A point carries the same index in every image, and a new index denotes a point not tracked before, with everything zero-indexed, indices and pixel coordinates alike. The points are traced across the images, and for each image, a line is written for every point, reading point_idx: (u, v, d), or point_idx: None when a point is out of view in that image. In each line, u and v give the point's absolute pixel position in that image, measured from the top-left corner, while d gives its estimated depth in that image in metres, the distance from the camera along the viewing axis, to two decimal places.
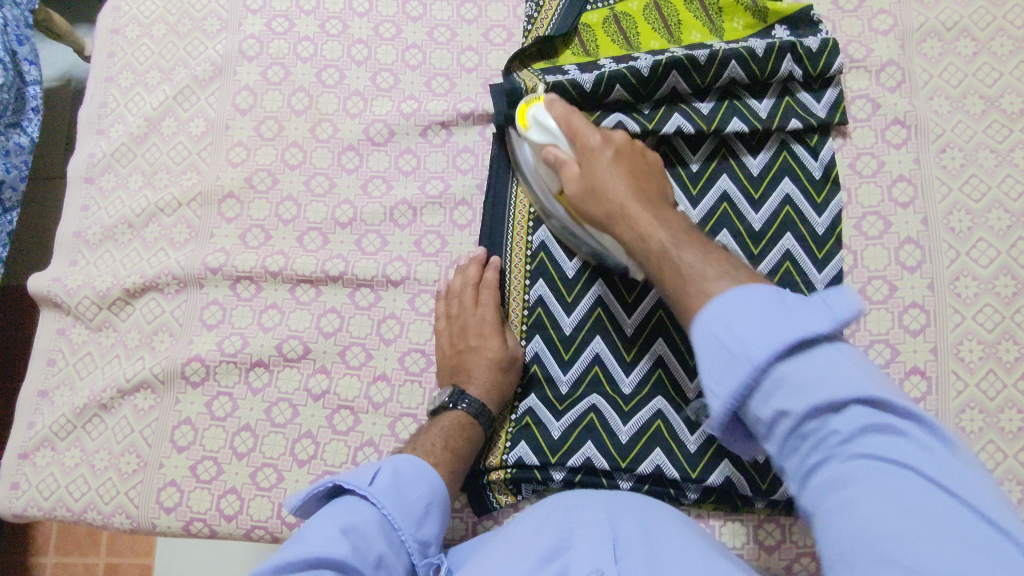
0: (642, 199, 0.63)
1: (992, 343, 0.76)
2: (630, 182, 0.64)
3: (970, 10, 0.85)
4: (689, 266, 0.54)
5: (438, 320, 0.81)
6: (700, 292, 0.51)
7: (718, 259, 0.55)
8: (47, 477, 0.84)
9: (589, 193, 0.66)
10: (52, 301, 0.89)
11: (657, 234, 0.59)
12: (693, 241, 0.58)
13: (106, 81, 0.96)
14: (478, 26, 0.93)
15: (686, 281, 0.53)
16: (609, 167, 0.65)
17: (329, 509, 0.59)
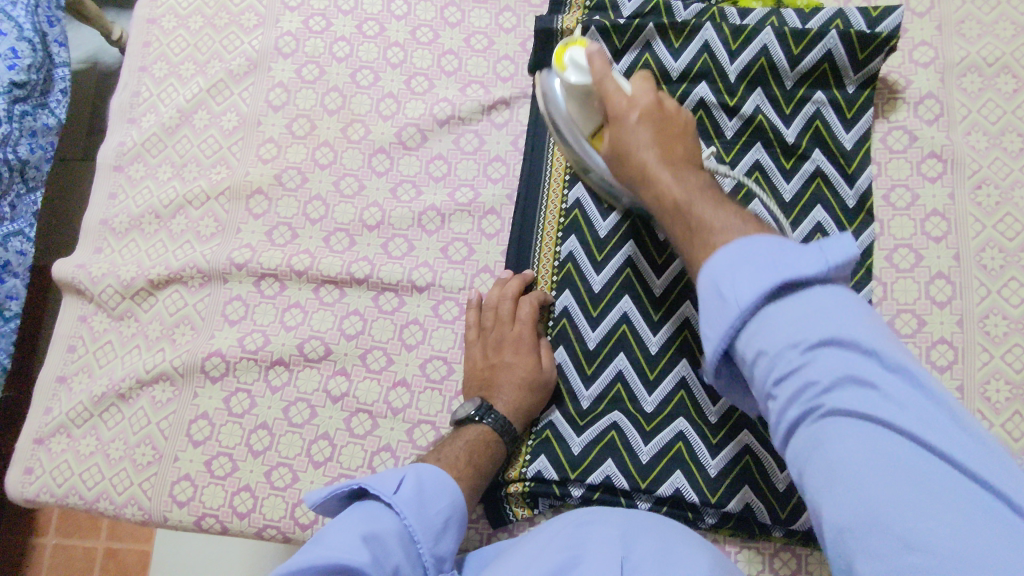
0: (656, 140, 0.63)
1: (1019, 385, 0.76)
2: (655, 131, 0.64)
3: (1012, 47, 0.85)
4: (699, 203, 0.59)
5: (468, 330, 0.82)
6: (711, 232, 0.56)
7: (715, 197, 0.60)
8: (61, 464, 0.84)
9: (617, 152, 0.65)
10: (75, 288, 0.89)
11: (670, 193, 0.61)
12: (698, 183, 0.61)
13: (140, 70, 0.96)
14: (516, 35, 0.92)
15: (708, 233, 0.56)
16: (636, 130, 0.64)
17: (352, 514, 0.59)
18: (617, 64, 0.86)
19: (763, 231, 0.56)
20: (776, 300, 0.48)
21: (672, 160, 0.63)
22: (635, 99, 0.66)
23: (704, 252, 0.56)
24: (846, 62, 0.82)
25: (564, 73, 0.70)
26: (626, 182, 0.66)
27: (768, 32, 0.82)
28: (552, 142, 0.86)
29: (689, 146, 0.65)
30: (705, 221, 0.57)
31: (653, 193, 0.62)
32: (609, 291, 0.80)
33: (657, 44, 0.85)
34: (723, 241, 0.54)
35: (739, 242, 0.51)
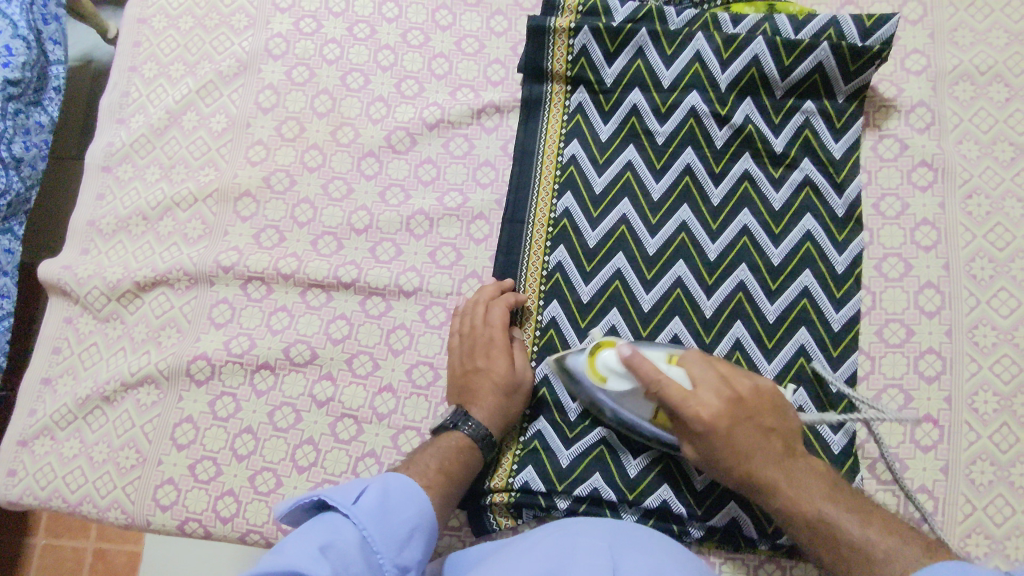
0: (768, 439, 0.66)
1: (1007, 396, 0.75)
2: (761, 430, 0.66)
3: (1005, 55, 0.84)
4: (846, 518, 0.62)
5: (451, 336, 0.81)
6: (887, 561, 0.59)
7: (829, 480, 0.65)
8: (45, 467, 0.83)
9: (709, 459, 0.67)
10: (62, 289, 0.89)
11: (811, 510, 0.63)
12: (808, 467, 0.65)
13: (130, 70, 0.95)
14: (507, 39, 0.92)
15: (851, 548, 0.61)
16: (731, 442, 0.65)
17: (313, 525, 0.59)
18: (607, 70, 0.85)
19: (849, 501, 0.64)
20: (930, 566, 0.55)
21: (734, 416, 0.66)
22: (739, 394, 0.67)
23: (860, 573, 0.60)
24: (837, 73, 0.81)
25: (603, 382, 0.70)
26: (734, 481, 0.67)
27: (759, 41, 0.82)
28: (541, 148, 0.86)
29: (774, 409, 0.68)
30: (786, 503, 0.64)
31: (790, 497, 0.64)
32: (597, 301, 0.81)
33: (648, 52, 0.84)
34: (855, 534, 0.61)
35: (924, 568, 0.55)
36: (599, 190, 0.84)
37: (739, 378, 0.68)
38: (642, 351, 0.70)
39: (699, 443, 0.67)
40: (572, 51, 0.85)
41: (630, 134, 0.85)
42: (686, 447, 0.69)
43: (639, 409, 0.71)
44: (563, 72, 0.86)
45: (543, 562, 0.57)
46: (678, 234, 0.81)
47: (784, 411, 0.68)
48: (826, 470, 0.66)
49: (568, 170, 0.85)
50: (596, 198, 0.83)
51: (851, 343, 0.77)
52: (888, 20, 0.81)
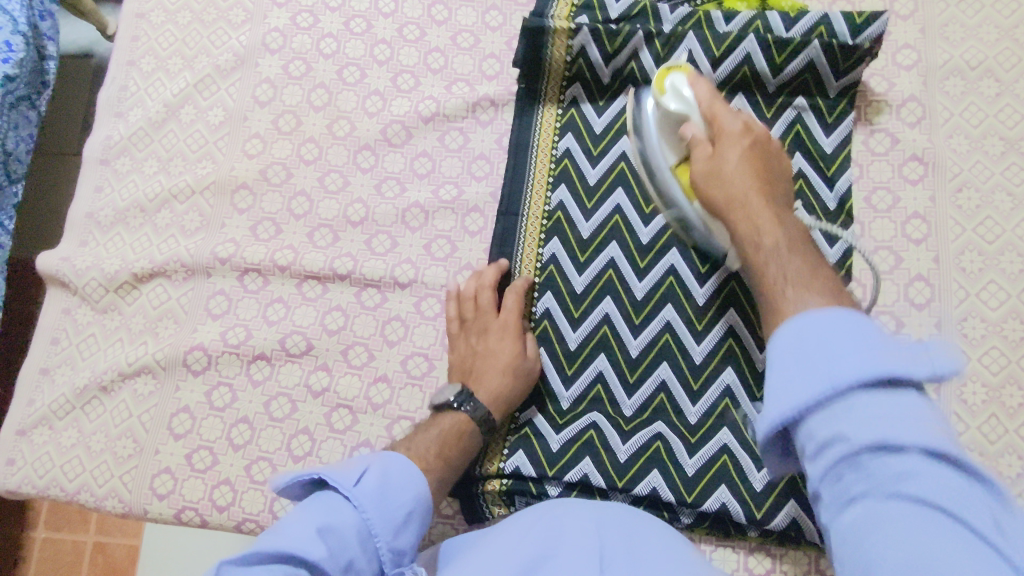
0: (757, 177, 0.65)
1: (996, 388, 0.76)
2: (750, 166, 0.65)
3: (995, 51, 0.85)
4: (773, 261, 0.59)
5: (453, 317, 0.81)
6: (791, 294, 0.54)
7: (804, 254, 0.59)
8: (43, 456, 0.84)
9: (731, 197, 0.64)
10: (60, 281, 0.89)
11: (768, 233, 0.61)
12: (807, 251, 0.59)
13: (128, 64, 0.96)
14: (502, 34, 0.93)
15: (792, 302, 0.53)
16: (734, 165, 0.65)
17: (313, 504, 0.59)
18: (602, 68, 0.86)
19: (833, 287, 0.54)
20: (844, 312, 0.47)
21: (761, 180, 0.65)
22: (751, 128, 0.67)
23: (775, 317, 0.54)
24: (827, 70, 0.82)
25: (661, 95, 0.71)
26: (718, 202, 0.65)
27: (751, 40, 0.82)
28: (536, 142, 0.86)
29: (783, 187, 0.67)
30: (761, 260, 0.60)
31: (747, 220, 0.63)
32: (592, 291, 0.81)
33: (643, 53, 0.84)
34: (799, 312, 0.51)
35: (818, 313, 0.48)
36: (593, 182, 0.85)
37: (774, 158, 0.68)
38: (686, 118, 0.70)
39: (702, 157, 0.67)
40: (569, 49, 0.85)
41: (624, 129, 0.85)
42: (705, 155, 0.67)
43: (665, 151, 0.72)
44: (558, 68, 0.86)
45: (534, 542, 0.59)
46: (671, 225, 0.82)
47: (786, 176, 0.68)
48: (824, 267, 0.58)
49: (562, 163, 0.86)
50: (590, 190, 0.84)
51: None
52: (879, 20, 0.81)
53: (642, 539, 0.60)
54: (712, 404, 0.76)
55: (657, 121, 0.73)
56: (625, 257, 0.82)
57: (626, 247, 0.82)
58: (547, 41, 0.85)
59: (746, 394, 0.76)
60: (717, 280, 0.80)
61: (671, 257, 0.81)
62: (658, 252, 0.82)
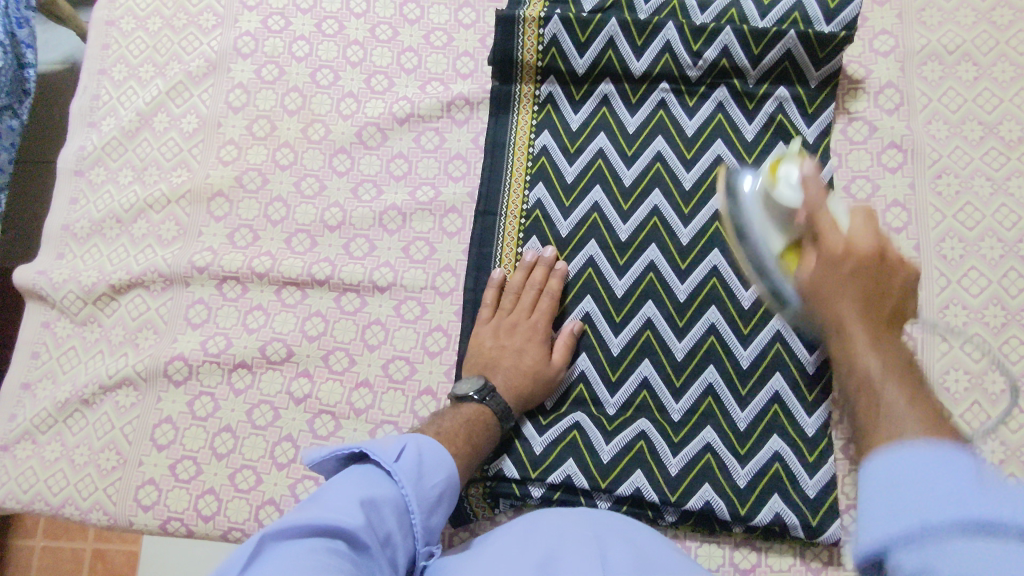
0: (864, 301, 0.54)
1: (978, 374, 0.76)
2: (862, 294, 0.54)
3: (972, 34, 0.84)
4: (871, 359, 0.50)
5: (484, 307, 0.82)
6: (895, 419, 0.45)
7: (912, 382, 0.48)
8: (27, 470, 0.84)
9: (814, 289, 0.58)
10: (37, 294, 0.89)
11: (863, 362, 0.51)
12: (902, 365, 0.50)
13: (99, 73, 0.95)
14: (476, 31, 0.92)
15: (890, 419, 0.45)
16: (839, 267, 0.56)
17: (352, 476, 0.60)
18: (579, 60, 0.84)
19: (902, 366, 0.50)
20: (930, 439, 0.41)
21: (838, 272, 0.56)
22: (855, 248, 0.56)
23: (866, 439, 0.46)
24: (807, 62, 0.81)
25: (773, 176, 0.69)
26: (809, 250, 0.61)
27: (728, 31, 0.81)
28: (513, 137, 0.86)
29: (895, 304, 0.55)
30: (849, 356, 0.52)
31: (844, 352, 0.53)
32: (574, 287, 0.81)
33: (620, 42, 0.83)
34: (903, 434, 0.43)
35: (911, 441, 0.42)
36: (571, 180, 0.84)
37: (887, 292, 0.55)
38: (797, 210, 0.65)
39: (815, 272, 0.58)
40: (542, 41, 0.84)
41: (601, 126, 0.85)
42: (808, 263, 0.61)
43: (772, 239, 0.68)
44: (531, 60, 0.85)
45: (536, 549, 0.58)
46: (650, 220, 0.81)
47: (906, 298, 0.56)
48: (931, 394, 0.47)
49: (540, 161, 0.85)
50: (568, 187, 0.83)
51: None
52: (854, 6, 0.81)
53: (641, 546, 0.61)
54: (695, 401, 0.76)
55: (755, 200, 0.71)
56: (604, 254, 0.81)
57: (605, 244, 0.81)
58: (520, 31, 0.84)
59: (729, 392, 0.76)
60: (696, 275, 0.79)
61: (651, 252, 0.81)
62: (638, 247, 0.81)
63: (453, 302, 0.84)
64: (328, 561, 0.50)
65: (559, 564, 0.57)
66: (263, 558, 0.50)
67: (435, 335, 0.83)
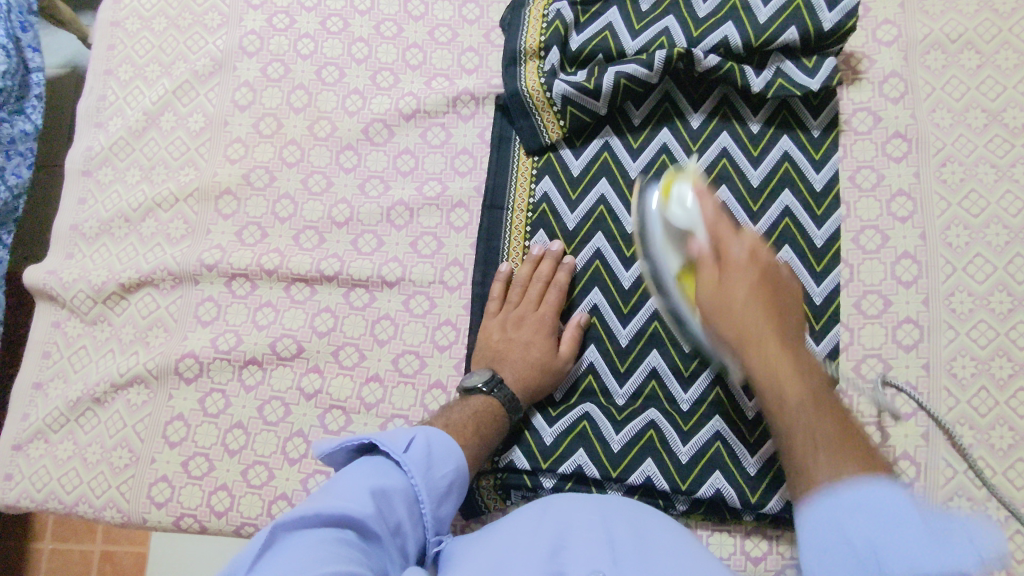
0: (767, 315, 0.62)
1: (985, 360, 0.76)
2: (760, 300, 0.62)
3: (975, 23, 0.85)
4: (802, 415, 0.57)
5: (491, 301, 0.82)
6: (817, 466, 0.53)
7: (833, 408, 0.57)
8: (40, 469, 0.84)
9: (713, 314, 0.64)
10: (47, 294, 0.89)
11: (789, 388, 0.58)
12: (822, 386, 0.58)
13: (106, 74, 0.96)
14: (480, 27, 0.92)
15: (801, 463, 0.55)
16: (754, 366, 0.61)
17: (362, 466, 0.61)
18: (577, 36, 0.85)
19: (839, 420, 0.56)
20: (864, 479, 0.50)
21: (767, 274, 0.64)
22: (757, 256, 0.64)
23: (803, 482, 0.54)
24: (795, 69, 0.81)
25: (668, 198, 0.71)
26: (730, 338, 0.63)
27: (729, 24, 0.80)
28: (528, 97, 0.85)
29: (787, 303, 0.64)
30: (784, 406, 0.58)
31: (766, 363, 0.60)
32: (580, 277, 0.82)
33: (616, 25, 0.83)
34: (826, 480, 0.52)
35: (853, 481, 0.50)
36: (577, 173, 0.84)
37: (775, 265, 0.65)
38: (691, 231, 0.69)
39: (710, 281, 0.65)
40: (547, 18, 0.86)
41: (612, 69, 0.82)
42: (708, 285, 0.65)
43: (670, 258, 0.71)
44: (537, 37, 0.85)
45: (544, 534, 0.59)
46: None
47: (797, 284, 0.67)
48: (852, 424, 0.56)
49: (566, 114, 0.83)
50: (574, 181, 0.84)
51: (832, 316, 0.78)
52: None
53: (650, 536, 0.60)
54: (703, 390, 0.76)
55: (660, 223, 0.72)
56: (611, 246, 0.82)
57: (611, 236, 0.82)
58: (525, 20, 0.87)
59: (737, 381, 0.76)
60: None
61: None
62: None
63: (461, 297, 0.84)
64: (338, 551, 0.51)
65: (566, 551, 0.57)
66: (275, 547, 0.51)
67: (444, 329, 0.84)
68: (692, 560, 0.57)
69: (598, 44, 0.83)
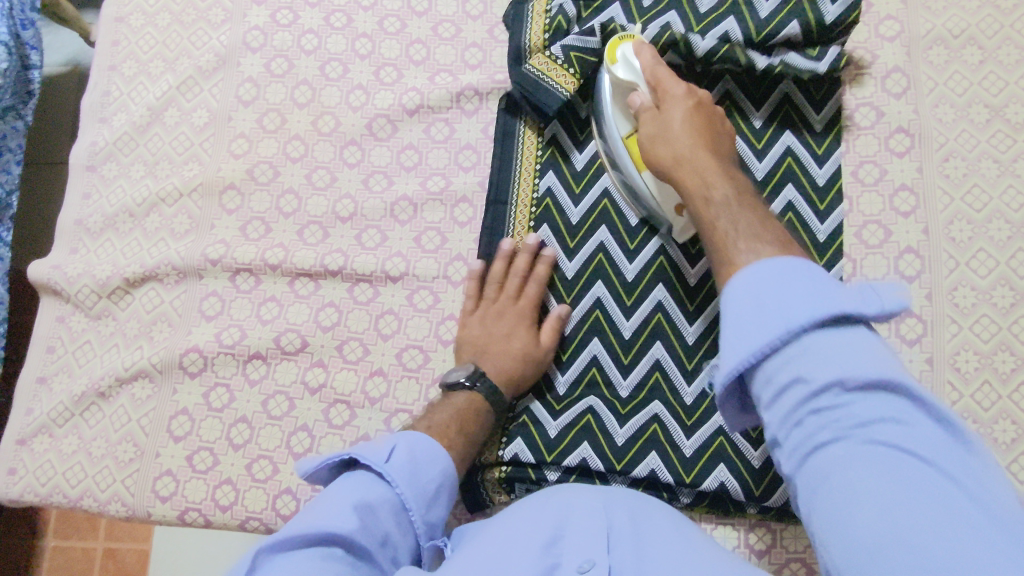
0: (696, 136, 0.64)
1: (988, 354, 0.76)
2: (693, 122, 0.65)
3: (977, 19, 0.85)
4: (723, 214, 0.57)
5: (468, 299, 0.82)
6: (733, 245, 0.53)
7: (754, 207, 0.57)
8: (45, 464, 0.85)
9: (653, 140, 0.67)
10: (52, 289, 0.90)
11: (717, 185, 0.60)
12: (744, 187, 0.60)
13: (109, 69, 0.96)
14: (483, 23, 0.92)
15: (734, 241, 0.53)
16: (676, 150, 0.64)
17: (343, 483, 0.60)
18: (580, 32, 0.84)
19: (766, 216, 0.56)
20: (760, 264, 0.47)
21: (704, 117, 0.66)
22: (693, 91, 0.68)
23: (723, 271, 0.52)
24: (799, 58, 0.81)
25: (616, 64, 0.74)
26: (663, 179, 0.66)
27: (731, 19, 0.81)
28: (534, 94, 0.83)
29: (725, 140, 0.66)
30: (707, 201, 0.59)
31: (693, 178, 0.61)
32: (558, 268, 0.82)
33: (620, 20, 0.83)
34: (749, 261, 0.50)
35: (768, 261, 0.47)
36: (581, 168, 0.85)
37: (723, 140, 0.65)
38: (635, 87, 0.73)
39: (649, 123, 0.68)
40: (550, 13, 0.85)
41: None
42: (652, 118, 0.69)
43: (619, 125, 0.76)
44: (541, 33, 0.85)
45: (544, 521, 0.59)
46: None
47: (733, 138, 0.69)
48: (768, 211, 0.57)
49: (569, 105, 0.82)
50: (578, 175, 0.84)
51: None
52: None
53: (653, 525, 0.60)
54: (707, 383, 0.77)
55: (611, 97, 0.76)
56: (615, 240, 0.82)
57: (615, 230, 0.82)
58: (528, 16, 0.86)
59: None
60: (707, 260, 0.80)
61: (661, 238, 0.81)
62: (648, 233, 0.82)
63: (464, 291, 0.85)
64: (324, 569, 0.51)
65: (565, 540, 0.57)
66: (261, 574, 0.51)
67: (448, 323, 0.84)
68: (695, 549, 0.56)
69: (601, 39, 0.83)
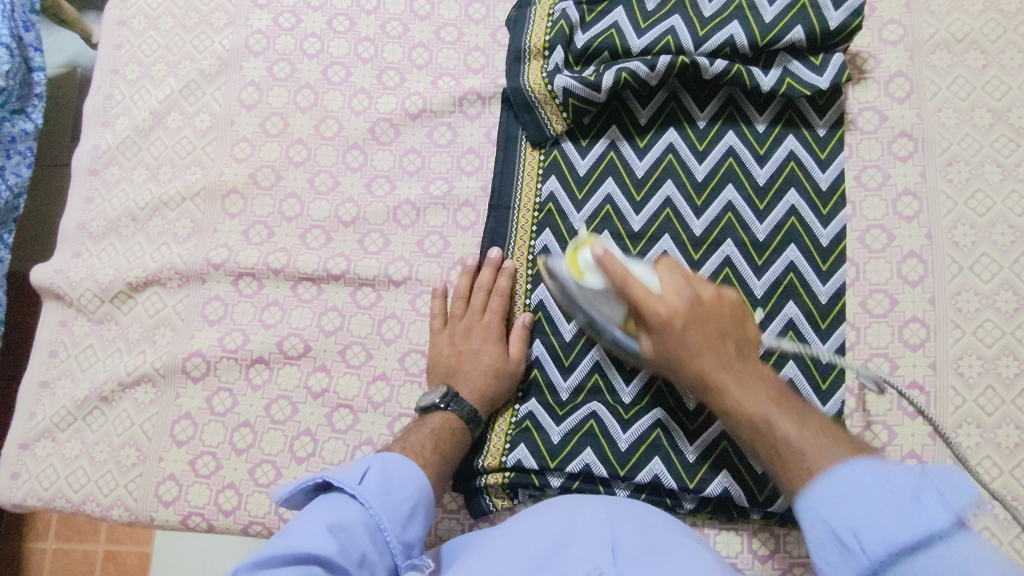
0: (708, 345, 0.61)
1: (991, 359, 0.76)
2: (701, 323, 0.61)
3: (980, 23, 0.85)
4: (787, 430, 0.56)
5: (435, 319, 0.82)
6: (804, 455, 0.54)
7: (791, 405, 0.59)
8: (47, 468, 0.85)
9: (666, 357, 0.63)
10: (55, 293, 0.90)
11: (744, 410, 0.60)
12: (764, 376, 0.62)
13: (112, 73, 0.96)
14: (486, 27, 0.92)
15: (799, 459, 0.54)
16: (686, 336, 0.61)
17: (316, 507, 0.60)
18: (582, 35, 0.85)
19: (820, 425, 0.57)
20: (848, 462, 0.51)
21: (690, 314, 0.61)
22: (697, 298, 0.62)
23: (797, 484, 0.53)
24: (802, 68, 0.81)
25: (582, 278, 0.67)
26: (693, 392, 0.63)
27: (735, 23, 0.80)
28: (531, 93, 0.85)
29: (723, 305, 0.63)
30: (758, 424, 0.58)
31: (731, 404, 0.60)
32: (525, 279, 0.83)
33: (623, 24, 0.83)
34: (830, 464, 0.52)
35: (843, 466, 0.50)
36: (583, 173, 0.85)
37: (704, 284, 0.64)
38: (609, 290, 0.66)
39: (660, 339, 0.62)
40: (552, 17, 0.86)
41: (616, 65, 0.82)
42: (646, 341, 0.64)
43: (613, 312, 0.67)
44: (541, 36, 0.86)
45: (545, 534, 0.59)
46: (662, 211, 0.82)
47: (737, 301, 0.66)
48: (795, 402, 0.60)
49: (567, 105, 0.83)
50: (580, 180, 0.84)
51: (837, 316, 0.78)
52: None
53: (655, 536, 0.60)
54: None
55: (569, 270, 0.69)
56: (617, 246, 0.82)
57: (618, 235, 0.82)
58: (531, 18, 0.87)
59: None
60: (710, 265, 0.80)
61: (664, 242, 0.81)
62: (651, 238, 0.82)
63: None
64: None
65: (569, 548, 0.57)
66: None
67: None
68: (692, 559, 0.57)
69: (603, 42, 0.83)
